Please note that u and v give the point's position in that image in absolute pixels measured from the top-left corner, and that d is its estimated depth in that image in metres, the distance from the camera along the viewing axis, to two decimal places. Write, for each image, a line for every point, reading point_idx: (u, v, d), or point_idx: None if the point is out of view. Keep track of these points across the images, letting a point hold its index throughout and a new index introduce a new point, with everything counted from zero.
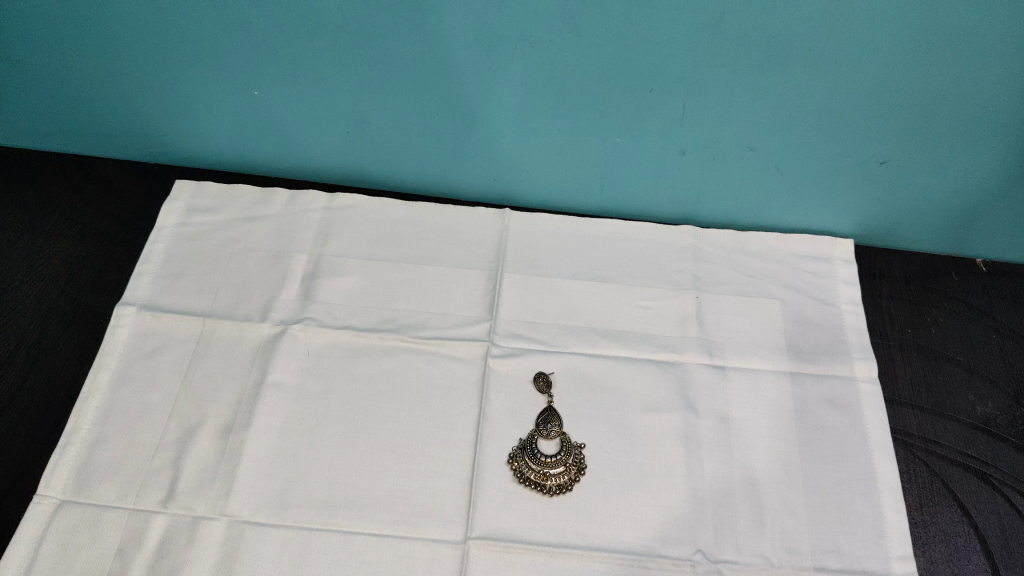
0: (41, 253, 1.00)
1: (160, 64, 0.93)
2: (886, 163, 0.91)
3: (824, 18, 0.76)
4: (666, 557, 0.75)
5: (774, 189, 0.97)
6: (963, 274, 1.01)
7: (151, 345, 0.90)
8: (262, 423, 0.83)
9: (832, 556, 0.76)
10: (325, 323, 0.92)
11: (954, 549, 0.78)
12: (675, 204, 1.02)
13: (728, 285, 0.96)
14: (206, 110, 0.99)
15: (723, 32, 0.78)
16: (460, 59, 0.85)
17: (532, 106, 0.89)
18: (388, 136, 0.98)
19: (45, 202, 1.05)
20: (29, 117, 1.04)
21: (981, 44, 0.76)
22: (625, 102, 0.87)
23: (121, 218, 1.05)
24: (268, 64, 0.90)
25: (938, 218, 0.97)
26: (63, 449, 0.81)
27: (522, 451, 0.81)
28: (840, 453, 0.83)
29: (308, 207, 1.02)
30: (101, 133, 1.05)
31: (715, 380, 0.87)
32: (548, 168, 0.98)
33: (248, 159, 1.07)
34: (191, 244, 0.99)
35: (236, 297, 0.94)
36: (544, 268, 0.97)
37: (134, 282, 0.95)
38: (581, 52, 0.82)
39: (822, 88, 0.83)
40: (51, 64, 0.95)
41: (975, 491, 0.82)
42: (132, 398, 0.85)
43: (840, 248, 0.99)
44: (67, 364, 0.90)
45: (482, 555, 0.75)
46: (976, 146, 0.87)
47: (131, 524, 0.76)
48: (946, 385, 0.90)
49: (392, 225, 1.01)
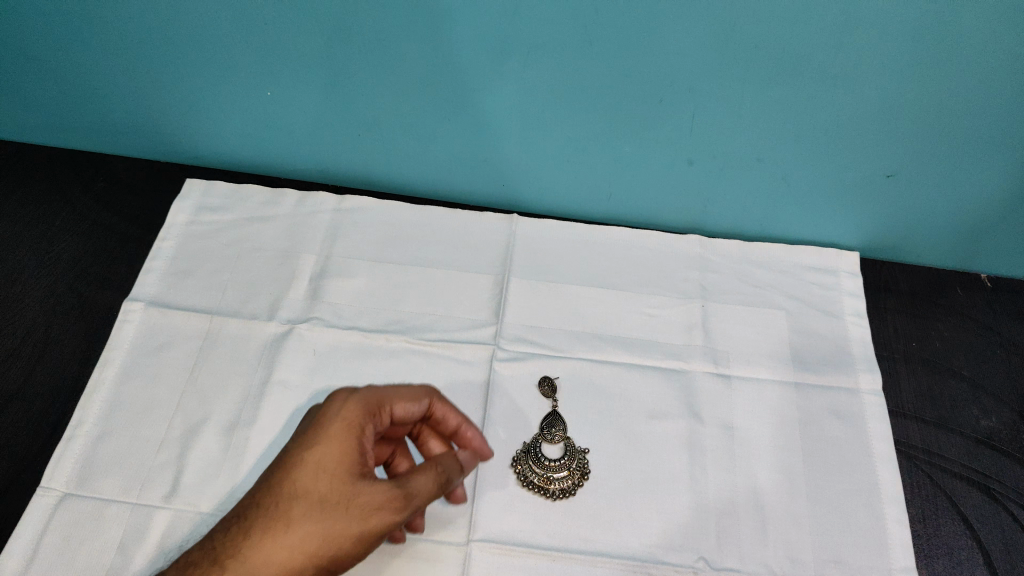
0: (51, 248, 1.01)
1: (174, 62, 0.93)
2: (893, 177, 0.92)
3: (834, 30, 0.77)
4: (668, 563, 0.75)
5: (781, 199, 0.97)
6: (968, 289, 1.01)
7: (158, 340, 0.90)
8: (268, 421, 0.84)
9: (835, 566, 0.75)
10: (332, 323, 0.92)
11: (957, 563, 0.78)
12: (682, 213, 1.02)
13: (734, 294, 0.96)
14: (219, 109, 1.00)
15: (734, 42, 0.79)
16: (471, 64, 0.86)
17: (543, 111, 0.90)
18: (399, 139, 0.99)
19: (57, 198, 1.06)
20: (42, 114, 1.05)
21: (989, 59, 0.77)
22: (635, 110, 0.88)
23: (131, 215, 1.05)
24: (281, 64, 0.91)
25: (944, 232, 0.98)
26: (67, 442, 0.81)
27: (527, 454, 0.81)
28: (844, 463, 0.83)
29: (317, 208, 1.03)
30: (113, 130, 1.06)
31: (719, 388, 0.87)
32: (557, 175, 0.99)
33: (259, 159, 1.08)
34: (200, 242, 1.00)
35: (245, 295, 0.94)
36: (551, 273, 0.98)
37: (143, 279, 0.96)
38: (593, 59, 0.83)
39: (830, 100, 0.84)
40: (66, 60, 0.96)
41: (979, 505, 0.82)
42: (138, 393, 0.86)
43: (846, 260, 1.00)
44: (74, 358, 0.91)
45: (484, 558, 0.75)
46: (983, 161, 0.88)
47: (133, 518, 0.76)
48: (950, 399, 0.90)
49: (401, 227, 1.02)
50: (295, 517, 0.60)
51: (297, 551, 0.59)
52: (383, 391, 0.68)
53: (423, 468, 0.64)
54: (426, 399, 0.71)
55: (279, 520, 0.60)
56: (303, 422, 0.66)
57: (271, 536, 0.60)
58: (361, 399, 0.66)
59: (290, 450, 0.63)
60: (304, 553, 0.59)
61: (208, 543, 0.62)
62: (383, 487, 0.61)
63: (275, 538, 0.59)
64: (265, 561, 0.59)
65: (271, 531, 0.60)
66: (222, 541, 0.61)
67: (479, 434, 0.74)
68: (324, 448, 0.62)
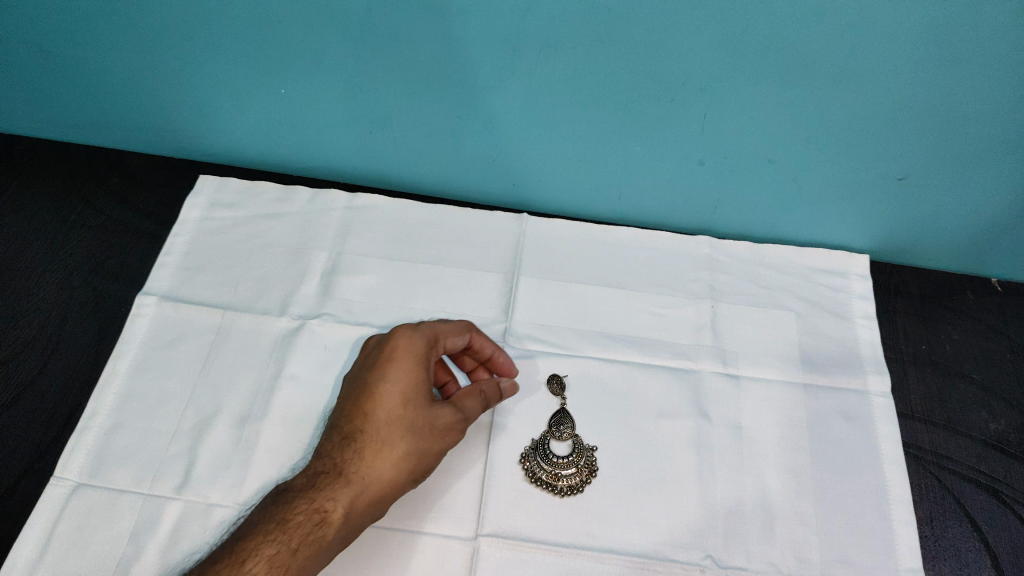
0: (66, 242, 1.02)
1: (189, 59, 0.95)
2: (903, 179, 0.92)
3: (846, 32, 0.77)
4: (676, 561, 0.75)
5: (790, 200, 0.98)
6: (977, 293, 1.01)
7: (171, 333, 0.91)
8: (279, 415, 0.84)
9: (842, 566, 0.76)
10: (343, 318, 0.93)
11: (964, 565, 0.78)
12: (692, 214, 1.03)
13: (743, 295, 0.96)
14: (233, 106, 1.01)
15: (746, 43, 0.79)
16: (484, 63, 0.87)
17: (554, 111, 0.91)
18: (411, 137, 0.99)
19: (71, 193, 1.08)
20: (58, 110, 1.06)
21: (1002, 62, 0.77)
22: (647, 110, 0.89)
23: (145, 210, 1.07)
24: (295, 61, 0.92)
25: (955, 235, 0.98)
26: (81, 433, 0.82)
27: (535, 451, 0.82)
28: (852, 465, 0.83)
29: (329, 206, 1.04)
30: (128, 126, 1.08)
31: (727, 388, 0.88)
32: (567, 174, 1.00)
33: (272, 156, 1.09)
34: (213, 238, 1.01)
35: (257, 290, 0.95)
36: (560, 272, 0.98)
37: (156, 273, 0.97)
38: (605, 59, 0.84)
39: (841, 101, 0.84)
40: (83, 56, 0.97)
41: (987, 507, 0.82)
42: (151, 386, 0.87)
43: (856, 262, 1.00)
44: (87, 350, 0.92)
45: (492, 552, 0.75)
46: (994, 164, 0.88)
47: (145, 509, 0.77)
48: (959, 401, 0.90)
49: (411, 225, 1.03)
50: (396, 437, 0.73)
51: (403, 463, 0.73)
52: (437, 328, 0.78)
53: (474, 392, 0.78)
54: (468, 333, 0.80)
55: (384, 439, 0.73)
56: (376, 358, 0.76)
57: (381, 452, 0.72)
58: (423, 337, 0.77)
59: (379, 383, 0.74)
60: (409, 464, 0.73)
61: (321, 461, 0.73)
62: (454, 406, 0.76)
63: (384, 454, 0.72)
64: (379, 471, 0.72)
65: (381, 448, 0.72)
66: (330, 456, 0.73)
67: (504, 353, 0.85)
68: (409, 379, 0.74)
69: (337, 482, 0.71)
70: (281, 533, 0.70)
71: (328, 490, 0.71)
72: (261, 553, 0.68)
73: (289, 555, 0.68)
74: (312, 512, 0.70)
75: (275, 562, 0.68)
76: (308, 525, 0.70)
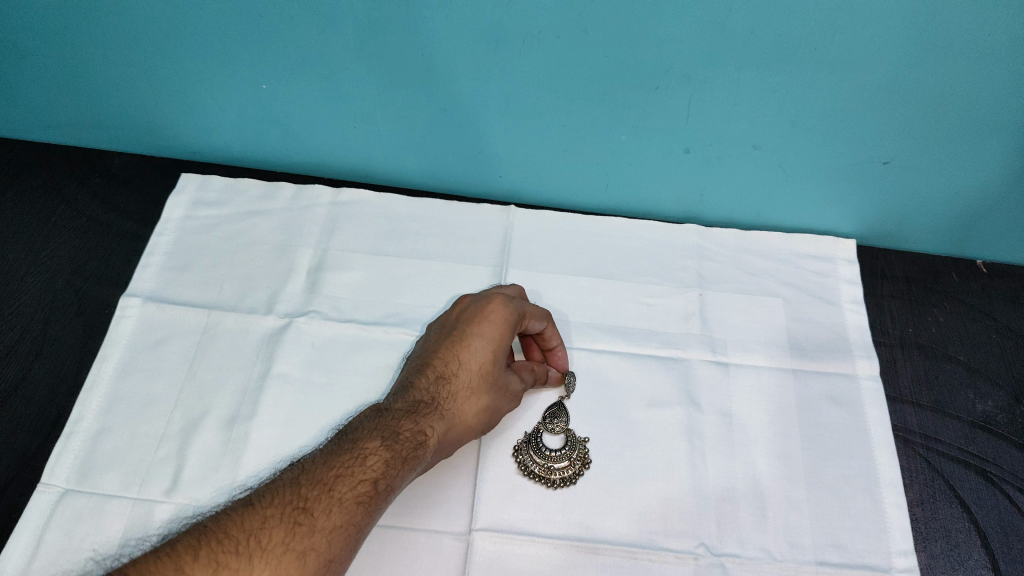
0: (46, 245, 1.01)
1: (166, 56, 0.93)
2: (889, 163, 0.92)
3: (830, 16, 0.77)
4: (669, 549, 0.75)
5: (777, 186, 0.97)
6: (962, 274, 1.02)
7: (157, 334, 0.90)
8: (266, 415, 0.83)
9: (834, 550, 0.76)
10: (330, 316, 0.92)
11: (955, 545, 0.78)
12: (678, 202, 1.02)
13: (732, 283, 0.96)
14: (213, 104, 0.99)
15: (730, 29, 0.79)
16: (465, 54, 0.85)
17: (539, 101, 0.90)
18: (396, 131, 0.98)
19: (49, 195, 1.06)
20: (32, 109, 1.04)
21: (985, 44, 0.77)
22: (632, 98, 0.88)
23: (126, 211, 1.05)
24: (274, 56, 0.90)
25: (940, 217, 0.98)
26: (67, 438, 0.81)
27: (528, 444, 0.81)
28: (842, 449, 0.83)
29: (313, 201, 1.03)
30: (105, 126, 1.06)
31: (717, 376, 0.88)
32: (554, 164, 0.99)
33: (254, 153, 1.07)
34: (197, 237, 0.99)
35: (242, 290, 0.94)
36: (547, 264, 0.98)
37: (139, 275, 0.95)
38: (590, 48, 0.83)
39: (826, 86, 0.84)
40: (57, 55, 0.95)
41: (975, 488, 0.83)
42: (137, 389, 0.86)
43: (842, 247, 1.00)
44: (71, 353, 0.90)
45: (485, 546, 0.75)
46: (979, 147, 0.88)
47: (135, 512, 0.76)
48: (947, 383, 0.91)
49: (396, 220, 1.02)
50: (484, 388, 0.75)
51: (485, 413, 0.76)
52: (526, 306, 0.80)
53: (532, 369, 0.81)
54: (548, 324, 0.83)
55: (475, 387, 0.75)
56: (473, 314, 0.79)
57: (472, 397, 0.75)
58: (516, 310, 0.79)
59: (475, 337, 0.77)
60: (487, 415, 0.76)
61: (419, 390, 0.75)
62: (518, 376, 0.80)
63: (474, 400, 0.75)
64: (466, 415, 0.75)
65: (473, 393, 0.75)
66: (425, 389, 0.75)
67: (563, 349, 0.86)
68: (502, 341, 0.77)
69: (434, 412, 0.73)
70: (391, 442, 0.69)
71: (428, 417, 0.73)
72: (375, 455, 0.68)
73: (397, 463, 0.68)
74: (414, 432, 0.71)
75: (387, 466, 0.68)
76: (412, 442, 0.70)
